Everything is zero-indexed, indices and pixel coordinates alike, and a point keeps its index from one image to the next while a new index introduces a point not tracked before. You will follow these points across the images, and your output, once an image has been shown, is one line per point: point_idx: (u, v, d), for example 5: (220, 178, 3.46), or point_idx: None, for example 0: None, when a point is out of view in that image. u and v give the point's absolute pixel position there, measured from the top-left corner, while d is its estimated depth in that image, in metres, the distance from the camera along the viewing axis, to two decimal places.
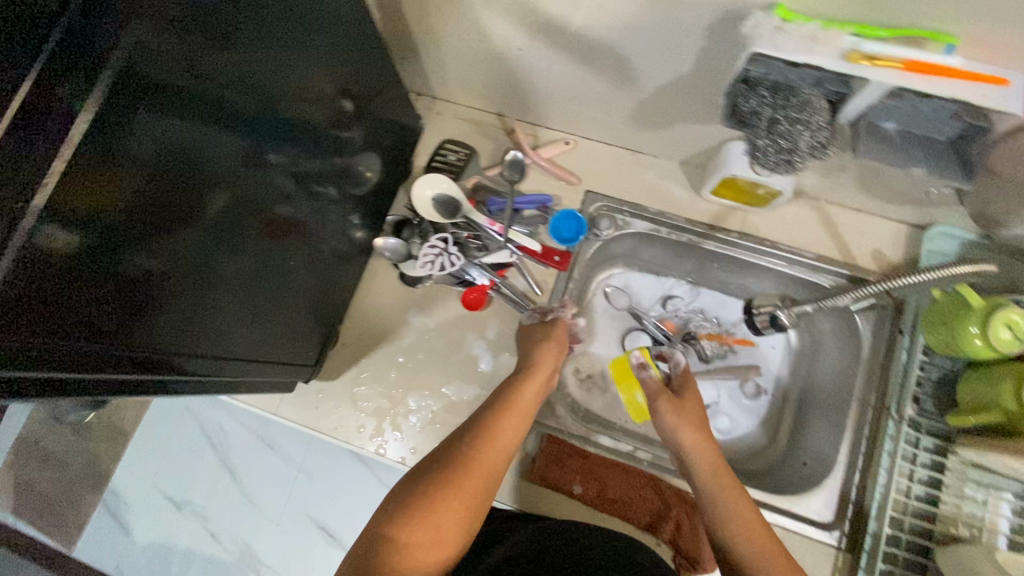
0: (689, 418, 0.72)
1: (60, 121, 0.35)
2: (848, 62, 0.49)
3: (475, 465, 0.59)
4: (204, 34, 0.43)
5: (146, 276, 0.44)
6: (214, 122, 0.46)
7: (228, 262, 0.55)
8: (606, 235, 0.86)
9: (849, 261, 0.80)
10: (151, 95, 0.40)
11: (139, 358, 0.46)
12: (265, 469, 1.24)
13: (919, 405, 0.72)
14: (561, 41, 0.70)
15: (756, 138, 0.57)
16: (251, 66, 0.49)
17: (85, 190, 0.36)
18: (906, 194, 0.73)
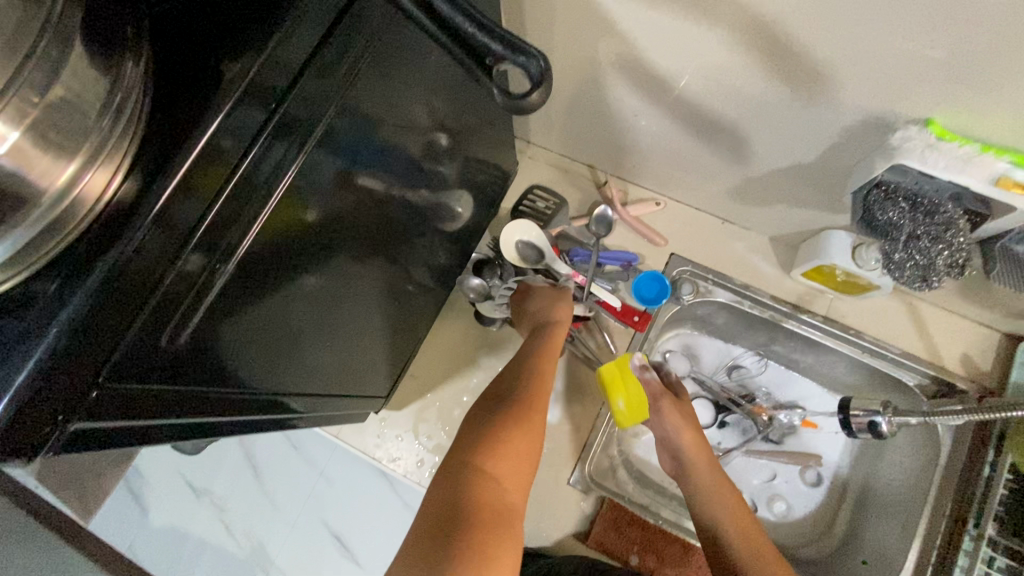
0: (688, 426, 0.75)
1: (266, 186, 0.38)
2: (997, 187, 0.49)
3: (534, 408, 0.62)
4: (369, 96, 0.46)
5: (286, 315, 0.46)
6: (360, 176, 0.49)
7: (342, 304, 0.57)
8: (687, 300, 0.85)
9: (936, 363, 0.79)
10: (328, 151, 0.43)
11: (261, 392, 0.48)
12: (287, 468, 1.24)
13: (999, 523, 0.68)
14: (679, 112, 0.70)
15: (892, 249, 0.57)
16: (390, 121, 0.52)
17: (264, 241, 0.39)
18: (1009, 307, 0.71)
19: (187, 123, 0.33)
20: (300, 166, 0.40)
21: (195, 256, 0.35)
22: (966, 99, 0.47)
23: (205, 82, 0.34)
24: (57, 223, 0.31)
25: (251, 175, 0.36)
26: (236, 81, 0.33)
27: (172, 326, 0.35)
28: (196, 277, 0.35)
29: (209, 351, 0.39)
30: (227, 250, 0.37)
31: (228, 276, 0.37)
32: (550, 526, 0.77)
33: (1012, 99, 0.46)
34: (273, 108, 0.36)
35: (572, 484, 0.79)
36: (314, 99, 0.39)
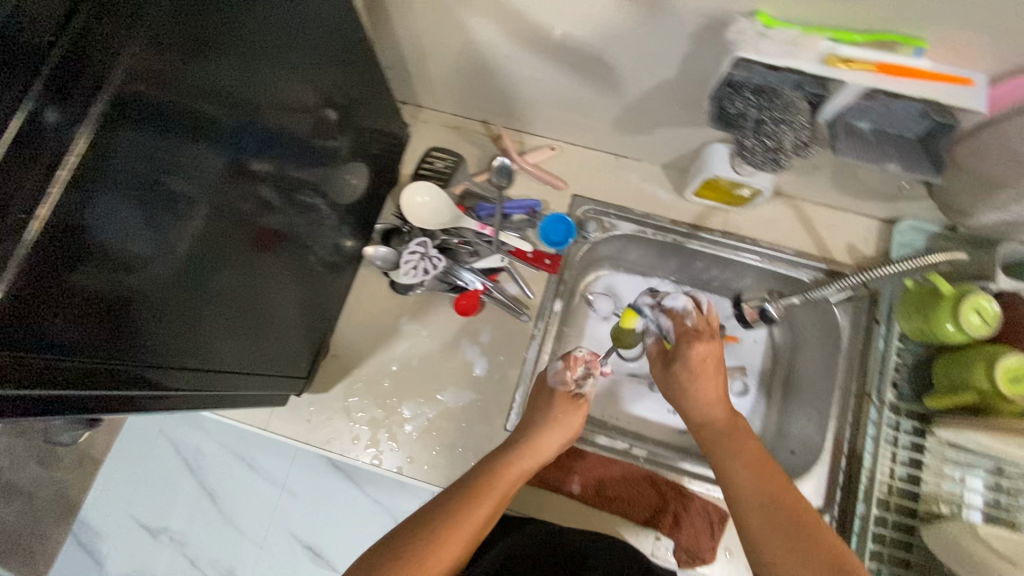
0: (711, 386, 0.70)
1: (62, 141, 0.36)
2: (828, 64, 0.52)
3: (442, 541, 0.56)
4: (196, 47, 0.44)
5: (135, 292, 0.44)
6: (209, 137, 0.48)
7: (215, 276, 0.55)
8: (594, 237, 0.88)
9: (826, 256, 0.84)
10: (150, 110, 0.41)
11: (123, 371, 0.46)
12: (246, 489, 1.20)
13: (897, 391, 0.77)
14: (548, 50, 0.71)
15: (742, 138, 0.59)
16: (243, 82, 0.50)
17: (77, 210, 0.37)
18: (876, 191, 0.77)
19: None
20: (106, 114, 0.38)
21: None
22: None
23: None
24: None
25: (34, 131, 0.35)
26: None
27: None
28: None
29: (42, 329, 0.37)
30: (25, 221, 0.34)
31: (34, 250, 0.35)
32: None
33: None
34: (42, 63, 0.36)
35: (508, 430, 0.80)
36: (104, 46, 0.38)
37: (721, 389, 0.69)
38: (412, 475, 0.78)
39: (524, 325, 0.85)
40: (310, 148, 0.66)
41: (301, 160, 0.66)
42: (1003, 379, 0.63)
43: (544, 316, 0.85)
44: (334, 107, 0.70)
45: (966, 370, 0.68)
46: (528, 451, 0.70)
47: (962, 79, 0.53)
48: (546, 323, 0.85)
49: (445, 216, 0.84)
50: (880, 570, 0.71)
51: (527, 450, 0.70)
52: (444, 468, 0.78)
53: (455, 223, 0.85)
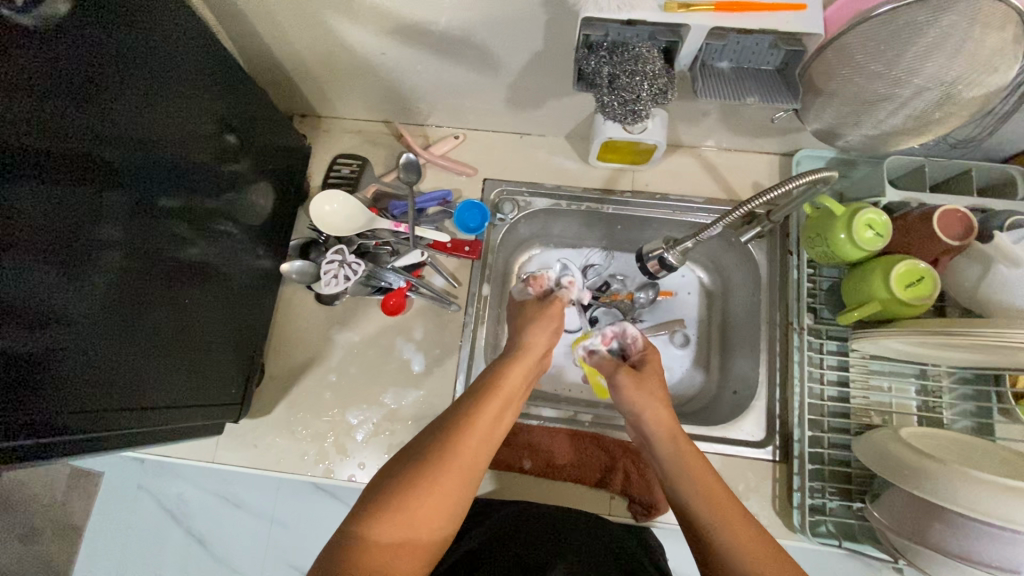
0: (655, 404, 0.67)
1: None
2: (667, 11, 0.54)
3: (456, 455, 0.53)
4: (48, 86, 0.44)
5: (27, 331, 0.45)
6: (41, 181, 0.44)
7: (118, 305, 0.54)
8: (511, 217, 0.89)
9: (733, 198, 0.86)
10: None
11: (26, 417, 0.45)
12: (236, 527, 1.18)
13: (816, 315, 0.79)
14: (419, 40, 0.71)
15: (601, 95, 0.59)
16: (94, 110, 0.48)
17: None
18: (764, 127, 0.79)
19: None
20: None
21: None
22: None
23: None
24: None
25: None
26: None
27: None
28: None
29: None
30: None
31: None
32: None
33: None
34: None
35: None
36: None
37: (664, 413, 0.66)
38: (366, 481, 0.78)
39: (454, 315, 0.86)
40: (212, 176, 0.67)
41: (206, 189, 0.67)
42: (899, 287, 0.66)
43: (472, 303, 0.86)
44: (232, 131, 0.71)
45: (866, 283, 0.70)
46: (522, 356, 0.68)
47: (796, 6, 0.55)
48: (476, 309, 0.86)
49: (357, 221, 0.84)
50: (824, 488, 0.74)
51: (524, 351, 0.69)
52: None
53: (370, 227, 0.86)
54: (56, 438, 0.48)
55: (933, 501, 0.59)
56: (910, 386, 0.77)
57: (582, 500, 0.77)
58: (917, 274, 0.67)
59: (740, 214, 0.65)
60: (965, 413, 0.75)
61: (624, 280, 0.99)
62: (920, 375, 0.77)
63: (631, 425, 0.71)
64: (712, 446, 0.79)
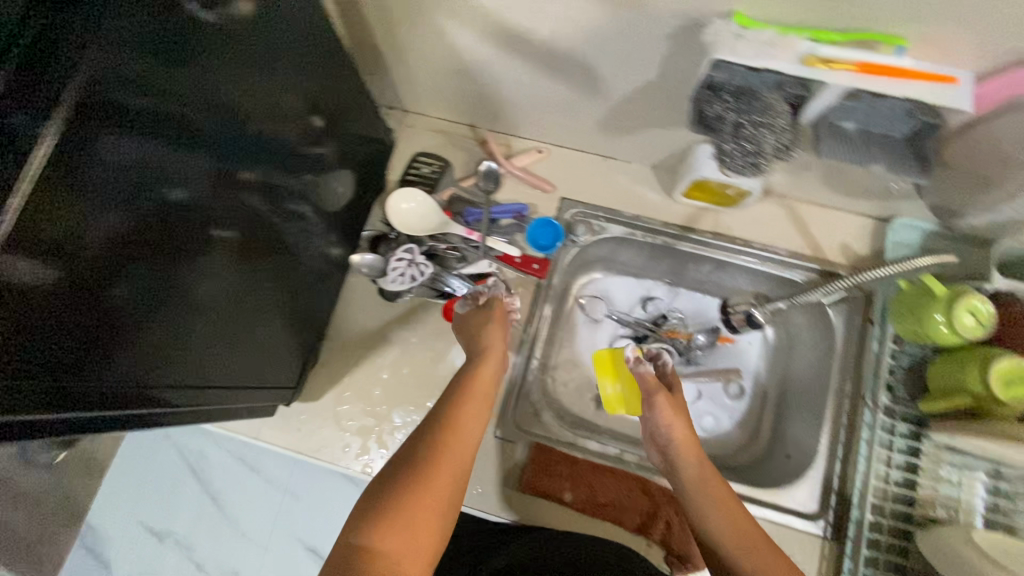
0: (682, 426, 0.68)
1: (27, 142, 0.33)
2: (806, 65, 0.51)
3: (435, 475, 0.54)
4: (171, 47, 0.41)
5: (123, 307, 0.43)
6: (159, 143, 0.42)
7: (204, 280, 0.53)
8: (583, 240, 0.87)
9: (818, 256, 0.83)
10: (109, 117, 0.37)
11: (101, 394, 0.45)
12: (249, 491, 1.19)
13: (893, 394, 0.75)
14: (529, 53, 0.70)
15: (721, 143, 0.56)
16: (203, 76, 0.45)
17: (42, 221, 0.34)
18: (867, 189, 0.76)
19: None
20: (60, 132, 0.34)
21: None
22: None
23: None
24: None
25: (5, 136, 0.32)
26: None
27: None
28: None
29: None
30: None
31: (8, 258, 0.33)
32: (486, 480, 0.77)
33: None
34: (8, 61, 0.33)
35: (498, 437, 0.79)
36: (58, 55, 0.35)
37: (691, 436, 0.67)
38: None
39: (512, 330, 0.85)
40: (294, 155, 0.65)
41: (286, 166, 0.64)
42: (997, 384, 0.62)
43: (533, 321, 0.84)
44: (324, 115, 0.71)
45: (959, 371, 0.67)
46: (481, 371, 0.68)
47: (946, 78, 0.51)
48: (535, 328, 0.85)
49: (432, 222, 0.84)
50: None
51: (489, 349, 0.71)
52: None
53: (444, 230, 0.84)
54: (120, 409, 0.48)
55: None
56: (979, 482, 0.71)
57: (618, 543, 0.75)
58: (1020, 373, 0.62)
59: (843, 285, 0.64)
60: None
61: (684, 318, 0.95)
62: (993, 472, 0.71)
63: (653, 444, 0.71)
64: (761, 511, 0.76)
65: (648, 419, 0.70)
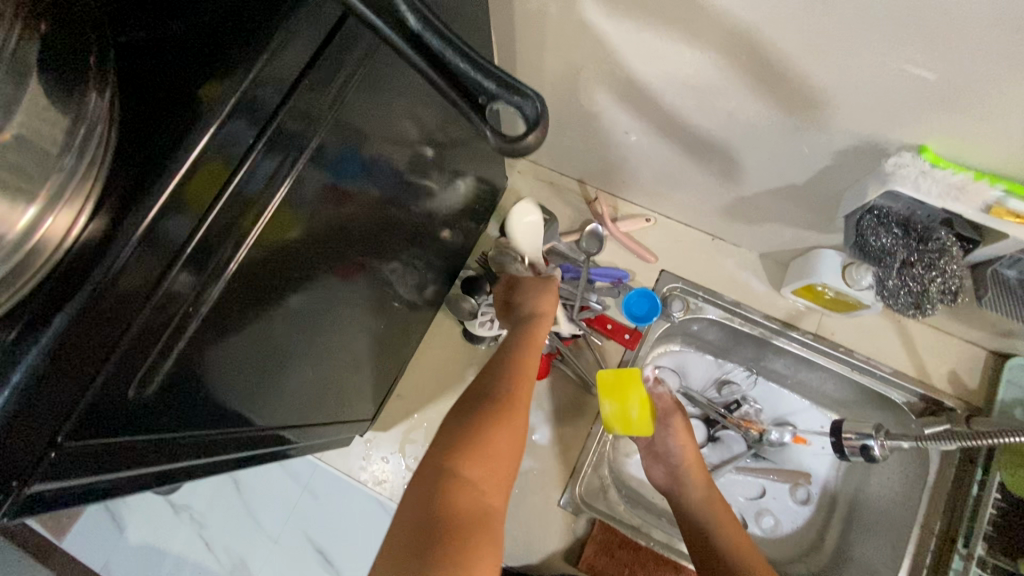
0: (690, 447, 0.77)
1: (264, 194, 0.35)
2: (990, 214, 0.49)
3: (513, 417, 0.57)
4: (359, 94, 0.42)
5: (277, 342, 0.44)
6: (333, 185, 0.43)
7: (328, 324, 0.54)
8: (677, 317, 0.85)
9: (923, 379, 0.79)
10: (324, 162, 0.40)
11: (241, 433, 0.46)
12: (269, 485, 1.15)
13: (989, 545, 0.69)
14: (671, 132, 0.69)
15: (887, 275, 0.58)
16: (368, 118, 0.46)
17: (252, 264, 0.36)
18: (994, 324, 0.72)
19: (157, 163, 0.30)
20: (293, 181, 0.37)
21: (185, 275, 0.32)
22: (957, 122, 0.47)
23: (182, 107, 0.31)
24: (12, 273, 0.27)
25: (243, 192, 0.34)
26: (227, 98, 0.31)
27: (145, 368, 0.32)
28: (182, 300, 0.33)
29: (177, 381, 0.35)
30: (216, 271, 0.34)
31: (219, 295, 0.35)
32: (542, 548, 0.76)
33: (997, 119, 0.45)
34: (262, 127, 0.34)
35: (562, 507, 0.77)
36: (307, 113, 0.37)
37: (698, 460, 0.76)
38: None
39: (592, 397, 0.83)
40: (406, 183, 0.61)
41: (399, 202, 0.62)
42: None
43: None
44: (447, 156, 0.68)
45: None
46: (533, 332, 0.69)
47: None
48: None
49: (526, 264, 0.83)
50: None
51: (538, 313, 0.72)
52: None
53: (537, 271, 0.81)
54: (249, 447, 0.50)
55: None
56: None
57: None
58: None
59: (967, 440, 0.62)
60: None
61: (760, 409, 0.92)
62: None
63: (652, 461, 0.79)
64: None
65: (658, 440, 0.79)
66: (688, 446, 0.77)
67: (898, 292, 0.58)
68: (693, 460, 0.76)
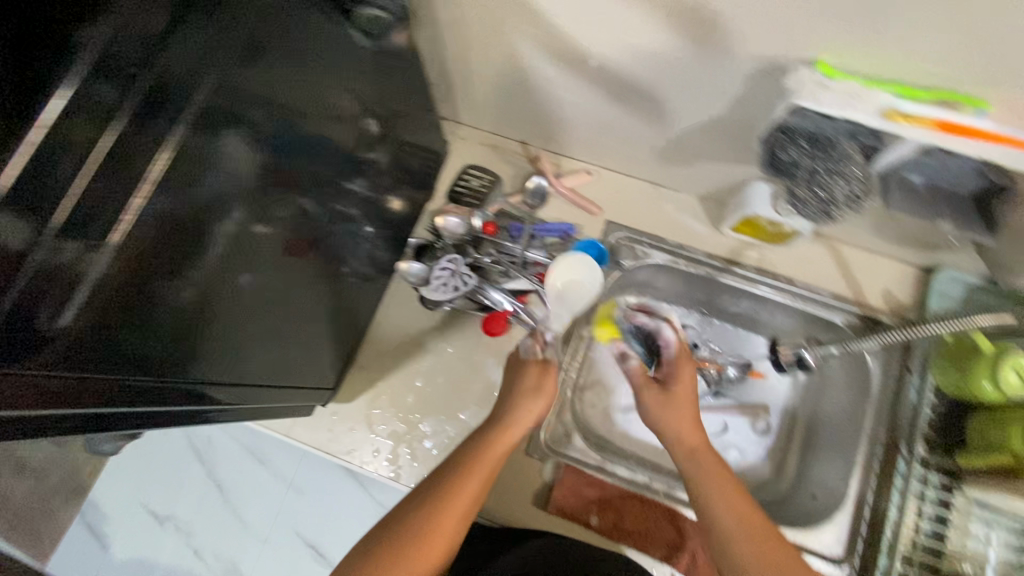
0: (687, 416, 0.71)
1: (144, 155, 0.36)
2: (887, 118, 0.51)
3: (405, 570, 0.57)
4: (255, 57, 0.43)
5: (195, 303, 0.44)
6: (239, 149, 0.44)
7: (260, 284, 0.53)
8: (626, 265, 0.88)
9: (860, 300, 0.83)
10: (218, 127, 0.41)
11: (183, 387, 0.47)
12: (254, 485, 1.16)
13: (929, 445, 0.76)
14: (596, 79, 0.71)
15: (795, 186, 0.60)
16: (278, 85, 0.46)
17: (144, 226, 0.37)
18: (917, 238, 0.76)
19: (20, 95, 0.30)
20: (175, 143, 0.38)
21: (68, 243, 0.33)
22: (846, 32, 0.50)
23: (44, 32, 0.31)
24: None
25: (118, 149, 0.35)
26: (89, 44, 0.32)
27: (40, 330, 0.33)
28: (66, 267, 0.33)
29: (79, 350, 0.35)
30: (103, 231, 0.35)
31: (106, 263, 0.35)
32: (510, 495, 0.78)
33: (876, 24, 0.48)
34: (130, 85, 0.35)
35: (529, 454, 0.80)
36: (183, 65, 0.38)
37: (693, 420, 0.71)
38: None
39: (550, 348, 0.85)
40: (349, 159, 0.64)
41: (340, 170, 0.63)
42: None
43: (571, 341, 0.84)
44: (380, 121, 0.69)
45: (1000, 430, 0.67)
46: (499, 442, 0.68)
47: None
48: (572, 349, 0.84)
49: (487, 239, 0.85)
50: None
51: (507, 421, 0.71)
52: None
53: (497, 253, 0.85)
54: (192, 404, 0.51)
55: None
56: (1009, 541, 0.71)
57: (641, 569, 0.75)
58: None
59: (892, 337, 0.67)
60: None
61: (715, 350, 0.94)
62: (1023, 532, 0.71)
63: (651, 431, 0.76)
64: None
65: (655, 414, 0.73)
66: (679, 415, 0.72)
67: (807, 199, 0.61)
68: (688, 423, 0.71)
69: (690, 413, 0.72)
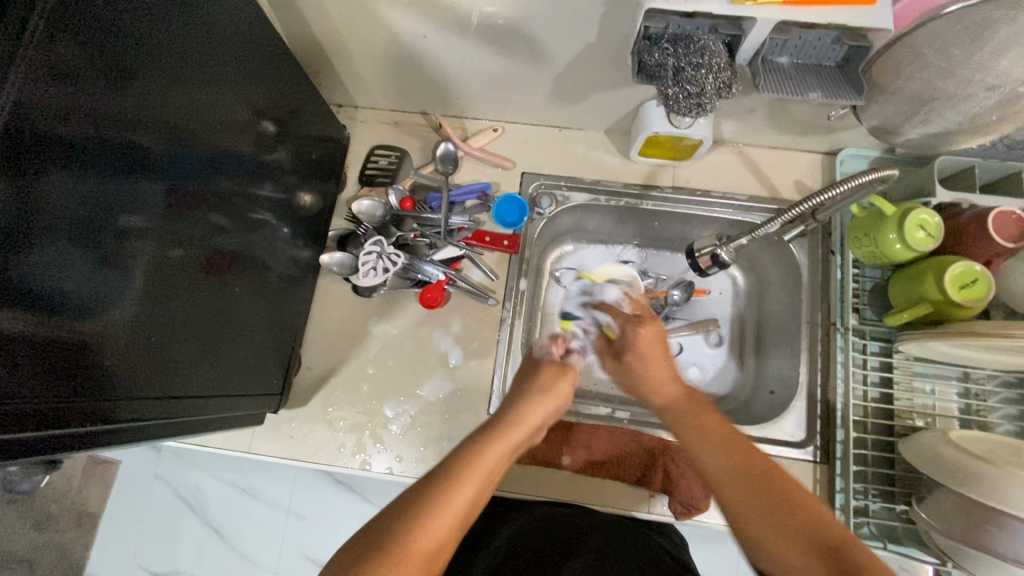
0: (660, 365, 0.64)
1: None
2: (734, 4, 0.53)
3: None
4: (88, 67, 0.40)
5: (67, 325, 0.41)
6: (91, 165, 0.41)
7: (158, 299, 0.51)
8: (550, 212, 0.88)
9: (775, 196, 0.86)
10: (56, 151, 0.38)
11: (90, 411, 0.45)
12: (253, 521, 1.12)
13: (861, 315, 0.79)
14: (467, 31, 0.71)
15: (664, 87, 0.60)
16: (134, 96, 0.44)
17: None
18: (811, 124, 0.79)
19: None
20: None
21: None
22: None
23: None
24: None
25: None
26: None
27: None
28: None
29: None
30: None
31: None
32: None
33: None
34: None
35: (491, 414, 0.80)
36: None
37: (669, 369, 0.63)
38: (403, 474, 0.78)
39: (493, 308, 0.85)
40: (251, 164, 0.64)
41: (245, 179, 0.63)
42: (952, 287, 0.66)
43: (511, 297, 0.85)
44: (271, 119, 0.67)
45: (918, 283, 0.70)
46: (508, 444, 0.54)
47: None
48: (514, 304, 0.85)
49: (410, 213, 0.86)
50: (867, 489, 0.74)
51: (513, 421, 0.57)
52: (433, 461, 0.78)
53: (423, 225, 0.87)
54: (111, 431, 0.48)
55: (986, 504, 0.58)
56: (953, 389, 0.76)
57: (620, 497, 0.76)
58: (971, 276, 0.66)
59: (793, 213, 0.69)
60: (1008, 417, 0.74)
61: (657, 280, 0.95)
62: (963, 377, 0.76)
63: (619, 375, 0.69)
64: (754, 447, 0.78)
65: (624, 375, 0.67)
66: (654, 361, 0.64)
67: (677, 97, 0.61)
68: (654, 366, 0.64)
69: (657, 357, 0.65)
